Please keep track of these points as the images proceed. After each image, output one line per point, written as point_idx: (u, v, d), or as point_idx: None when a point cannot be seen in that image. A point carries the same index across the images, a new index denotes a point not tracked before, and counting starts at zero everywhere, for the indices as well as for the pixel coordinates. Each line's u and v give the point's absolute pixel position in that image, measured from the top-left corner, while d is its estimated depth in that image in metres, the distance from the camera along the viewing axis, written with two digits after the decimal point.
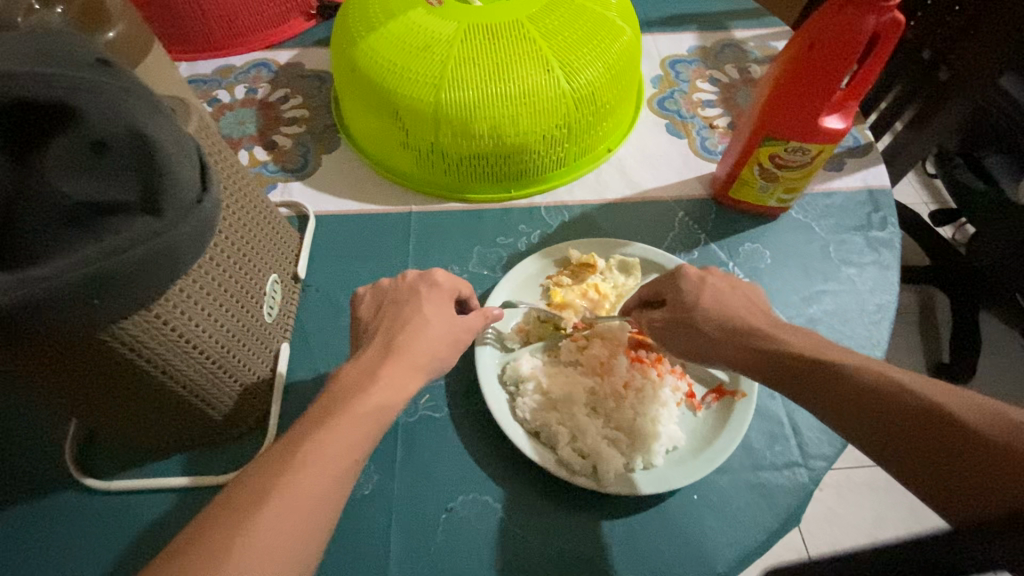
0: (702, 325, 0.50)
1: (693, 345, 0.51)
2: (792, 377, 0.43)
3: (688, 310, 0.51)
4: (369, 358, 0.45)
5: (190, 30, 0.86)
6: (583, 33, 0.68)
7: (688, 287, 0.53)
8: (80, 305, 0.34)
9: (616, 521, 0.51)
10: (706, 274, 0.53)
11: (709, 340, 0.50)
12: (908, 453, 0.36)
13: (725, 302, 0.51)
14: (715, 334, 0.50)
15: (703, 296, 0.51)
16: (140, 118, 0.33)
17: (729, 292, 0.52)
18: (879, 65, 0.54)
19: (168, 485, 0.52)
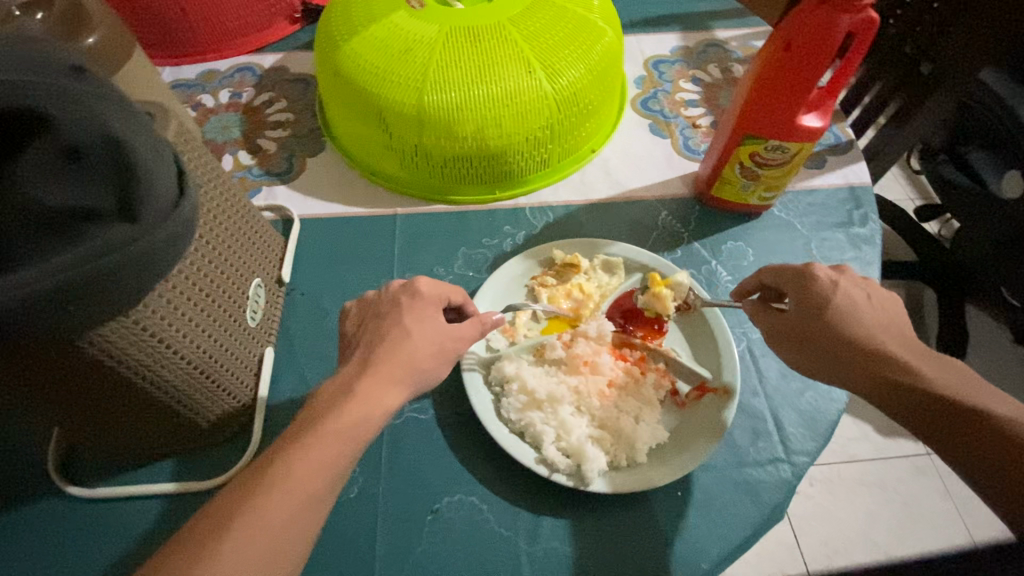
0: (835, 335, 0.47)
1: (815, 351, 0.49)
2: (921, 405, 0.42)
3: (818, 316, 0.48)
4: (346, 374, 0.45)
5: (172, 34, 0.86)
6: (564, 34, 0.69)
7: (824, 292, 0.49)
8: (56, 312, 0.33)
9: (601, 519, 0.51)
10: (840, 277, 0.50)
11: (826, 341, 0.48)
12: (964, 452, 0.39)
13: (855, 307, 0.48)
14: (847, 343, 0.47)
15: (836, 298, 0.48)
16: (114, 124, 0.33)
17: (864, 296, 0.49)
18: (855, 63, 0.55)
19: (162, 490, 0.52)
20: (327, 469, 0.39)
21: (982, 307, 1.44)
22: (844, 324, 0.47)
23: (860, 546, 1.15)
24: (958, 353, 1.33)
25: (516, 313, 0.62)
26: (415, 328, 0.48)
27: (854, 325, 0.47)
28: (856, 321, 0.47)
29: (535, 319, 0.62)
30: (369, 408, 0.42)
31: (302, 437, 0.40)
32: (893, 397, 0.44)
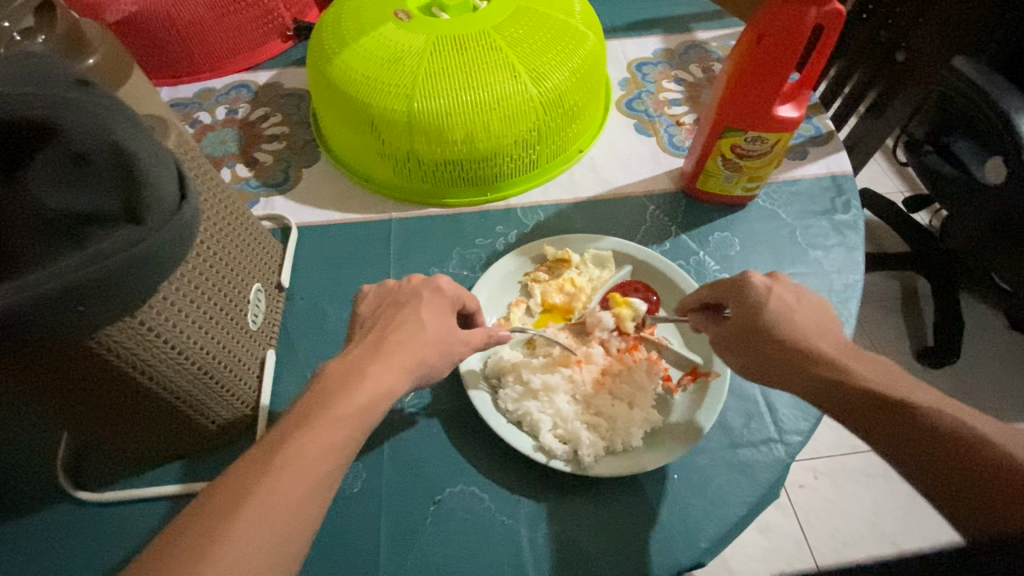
0: (769, 340, 0.48)
1: (754, 360, 0.50)
2: (840, 396, 0.43)
3: (754, 323, 0.50)
4: (363, 353, 0.47)
5: (170, 56, 0.88)
6: (548, 39, 0.71)
7: (758, 299, 0.50)
8: (67, 312, 0.35)
9: (600, 504, 0.52)
10: (775, 282, 0.52)
11: (767, 346, 0.49)
12: (885, 439, 0.39)
13: (792, 310, 0.50)
14: (780, 347, 0.48)
15: (770, 304, 0.50)
16: (120, 132, 0.35)
17: (796, 300, 0.51)
18: (826, 56, 0.57)
19: (191, 490, 0.54)
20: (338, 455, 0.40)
21: (975, 294, 1.46)
22: (782, 332, 0.48)
23: (866, 536, 1.16)
24: (955, 341, 1.34)
25: (511, 309, 0.63)
26: (403, 315, 0.50)
27: (798, 332, 0.48)
28: (791, 327, 0.48)
29: (529, 313, 0.64)
30: (389, 394, 0.44)
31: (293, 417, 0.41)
32: (841, 408, 0.42)
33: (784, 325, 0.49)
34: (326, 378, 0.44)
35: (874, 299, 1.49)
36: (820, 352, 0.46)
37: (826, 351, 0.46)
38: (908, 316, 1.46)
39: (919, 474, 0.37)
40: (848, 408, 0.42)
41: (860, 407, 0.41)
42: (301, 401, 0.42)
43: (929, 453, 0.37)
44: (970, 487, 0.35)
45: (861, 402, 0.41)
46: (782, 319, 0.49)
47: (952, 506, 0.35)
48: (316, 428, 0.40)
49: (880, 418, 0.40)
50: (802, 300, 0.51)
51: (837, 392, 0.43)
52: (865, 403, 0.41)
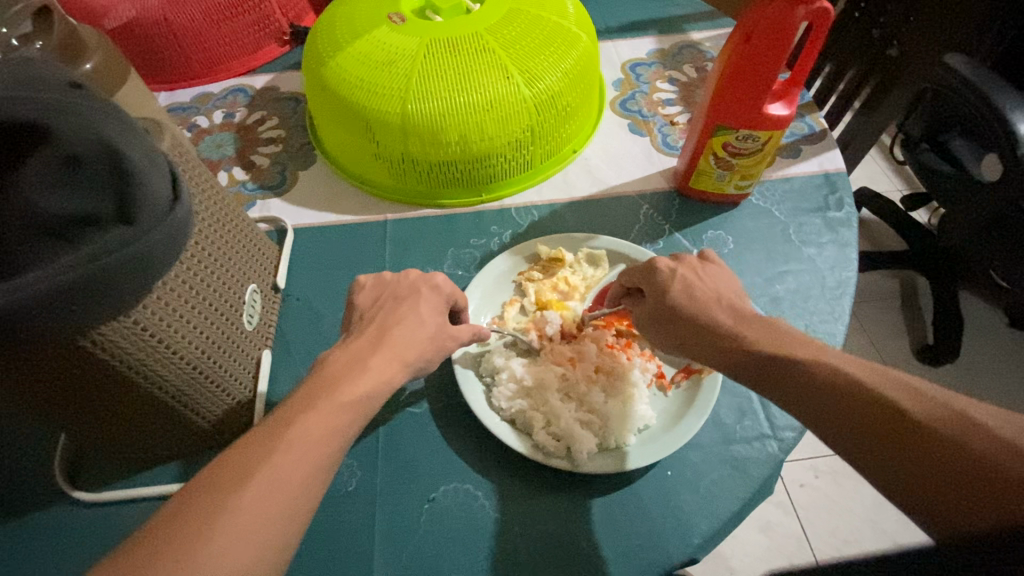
0: (680, 321, 0.51)
1: (673, 341, 0.52)
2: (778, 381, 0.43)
3: (666, 306, 0.52)
4: (356, 347, 0.48)
5: (167, 61, 0.89)
6: (541, 40, 0.72)
7: (664, 281, 0.53)
8: (60, 311, 0.35)
9: (594, 500, 0.52)
10: (679, 264, 0.54)
11: (680, 328, 0.51)
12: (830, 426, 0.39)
13: (692, 288, 0.52)
14: (688, 327, 0.51)
15: (671, 286, 0.52)
16: (110, 133, 0.36)
17: (699, 277, 0.53)
18: (814, 55, 0.57)
19: None
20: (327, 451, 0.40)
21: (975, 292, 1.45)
22: (685, 315, 0.51)
23: (867, 535, 1.15)
24: (955, 338, 1.34)
25: (505, 308, 0.64)
26: (400, 309, 0.51)
27: (697, 312, 0.50)
28: (693, 306, 0.51)
29: (523, 312, 0.64)
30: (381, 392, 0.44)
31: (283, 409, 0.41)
32: (788, 404, 0.42)
33: (687, 306, 0.51)
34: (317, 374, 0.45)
35: (873, 298, 1.49)
36: (722, 328, 0.48)
37: (727, 326, 0.48)
38: (907, 315, 1.46)
39: (878, 472, 0.36)
40: (796, 403, 0.41)
41: (806, 398, 0.41)
42: (293, 400, 0.42)
43: (880, 447, 0.36)
44: (910, 471, 0.35)
45: (809, 396, 0.40)
46: (685, 301, 0.51)
47: (912, 502, 0.34)
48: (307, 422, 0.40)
49: (819, 404, 0.40)
50: (703, 276, 0.53)
51: (777, 384, 0.43)
52: (812, 396, 0.40)
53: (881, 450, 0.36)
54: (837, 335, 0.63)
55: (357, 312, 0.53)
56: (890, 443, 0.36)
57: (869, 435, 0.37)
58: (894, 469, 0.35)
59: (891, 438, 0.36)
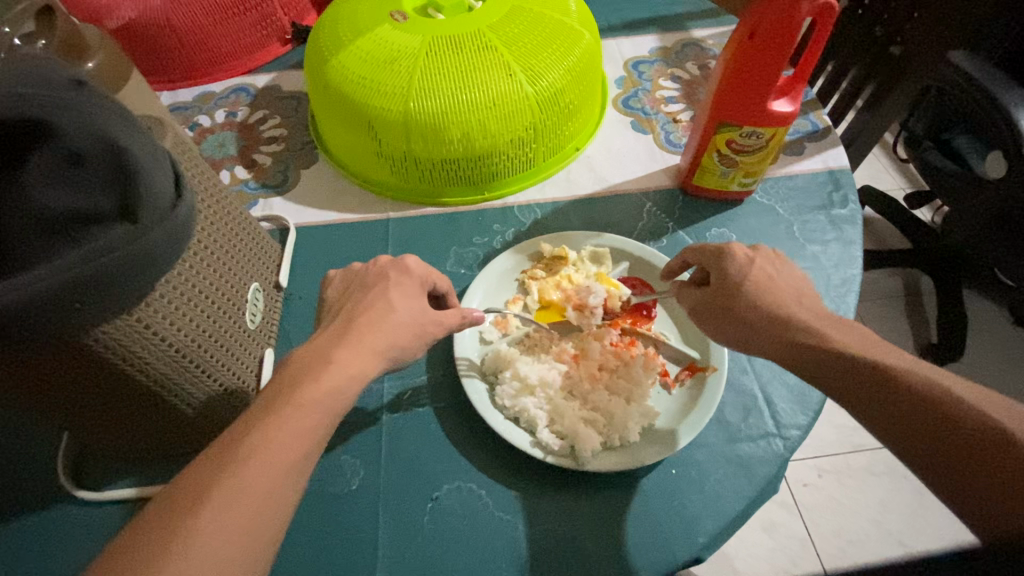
0: (750, 305, 0.49)
1: (734, 328, 0.50)
2: (840, 373, 0.42)
3: (736, 289, 0.51)
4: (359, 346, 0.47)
5: (168, 61, 0.89)
6: (543, 38, 0.72)
7: (742, 267, 0.52)
8: (63, 309, 0.35)
9: (598, 499, 0.52)
10: (755, 253, 0.52)
11: (749, 311, 0.49)
12: (889, 423, 0.38)
13: (767, 277, 0.51)
14: (757, 312, 0.49)
15: (751, 271, 0.51)
16: (113, 131, 0.36)
17: (776, 271, 0.52)
18: (818, 51, 0.57)
19: None
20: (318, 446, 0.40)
21: (979, 290, 1.45)
22: (754, 303, 0.49)
23: (872, 535, 1.15)
24: (959, 337, 1.33)
25: (507, 306, 0.64)
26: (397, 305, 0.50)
27: (770, 301, 0.49)
28: (765, 295, 0.49)
29: (526, 310, 0.64)
30: None
31: (280, 403, 0.41)
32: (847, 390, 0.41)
33: (761, 293, 0.50)
34: (304, 360, 0.45)
35: (877, 296, 1.49)
36: (795, 316, 0.47)
37: (800, 315, 0.47)
38: (911, 313, 1.45)
39: (925, 464, 0.36)
40: (848, 391, 0.41)
41: (858, 388, 0.40)
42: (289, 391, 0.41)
43: (933, 441, 0.36)
44: (973, 476, 0.34)
45: (861, 386, 0.40)
46: (760, 288, 0.50)
47: (964, 500, 0.34)
48: (301, 417, 0.40)
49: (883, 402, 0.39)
50: (781, 271, 0.52)
51: (836, 369, 0.42)
52: (866, 386, 0.40)
53: (934, 444, 0.36)
54: None
55: (326, 305, 0.53)
56: (944, 438, 0.36)
57: (922, 429, 0.37)
58: (942, 462, 0.36)
59: (946, 433, 0.36)
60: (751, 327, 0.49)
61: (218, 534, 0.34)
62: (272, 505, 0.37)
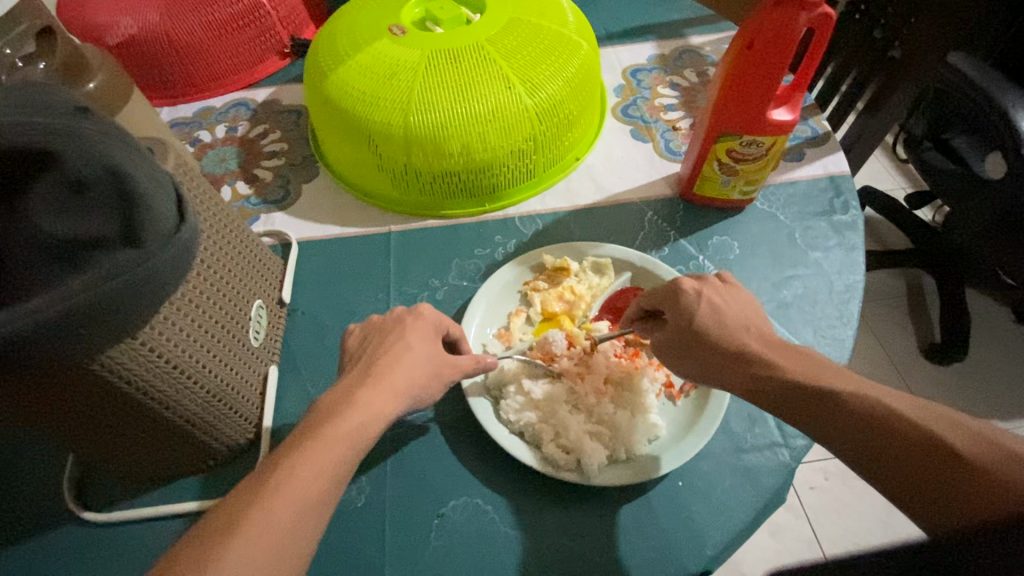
0: (705, 346, 0.50)
1: (698, 367, 0.51)
2: (793, 401, 0.44)
3: (692, 331, 0.51)
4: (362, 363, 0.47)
5: (169, 77, 0.90)
6: (542, 49, 0.72)
7: (691, 306, 0.51)
8: (68, 336, 0.35)
9: (605, 512, 0.52)
10: (703, 286, 0.52)
11: (704, 350, 0.50)
12: (845, 442, 0.40)
13: (709, 314, 0.51)
14: (713, 352, 0.50)
15: (699, 310, 0.51)
16: (117, 157, 0.36)
17: (725, 301, 0.52)
18: (817, 60, 0.57)
19: (195, 508, 0.54)
20: (326, 468, 0.40)
21: (982, 289, 1.44)
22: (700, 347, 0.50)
23: (879, 537, 1.14)
24: (963, 337, 1.33)
25: (511, 319, 0.64)
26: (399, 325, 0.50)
27: (717, 344, 0.50)
28: (709, 337, 0.50)
29: (529, 322, 0.64)
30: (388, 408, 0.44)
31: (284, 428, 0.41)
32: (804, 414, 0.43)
33: (706, 335, 0.50)
34: (329, 401, 0.45)
35: (879, 297, 1.48)
36: (749, 352, 0.48)
37: (754, 350, 0.48)
38: (915, 314, 1.45)
39: (887, 476, 0.38)
40: (806, 414, 0.43)
41: (814, 408, 0.42)
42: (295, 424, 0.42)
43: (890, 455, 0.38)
44: (925, 481, 0.36)
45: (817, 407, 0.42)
46: (705, 329, 0.50)
47: (924, 505, 0.36)
48: (321, 452, 0.40)
49: (837, 422, 0.41)
50: (730, 299, 0.52)
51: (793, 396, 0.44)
52: (821, 411, 0.42)
53: (893, 457, 0.38)
54: (846, 340, 0.62)
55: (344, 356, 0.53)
56: (897, 448, 0.38)
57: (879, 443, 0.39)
58: (900, 473, 0.37)
59: (900, 445, 0.38)
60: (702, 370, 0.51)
61: (242, 569, 0.34)
62: (291, 539, 0.36)
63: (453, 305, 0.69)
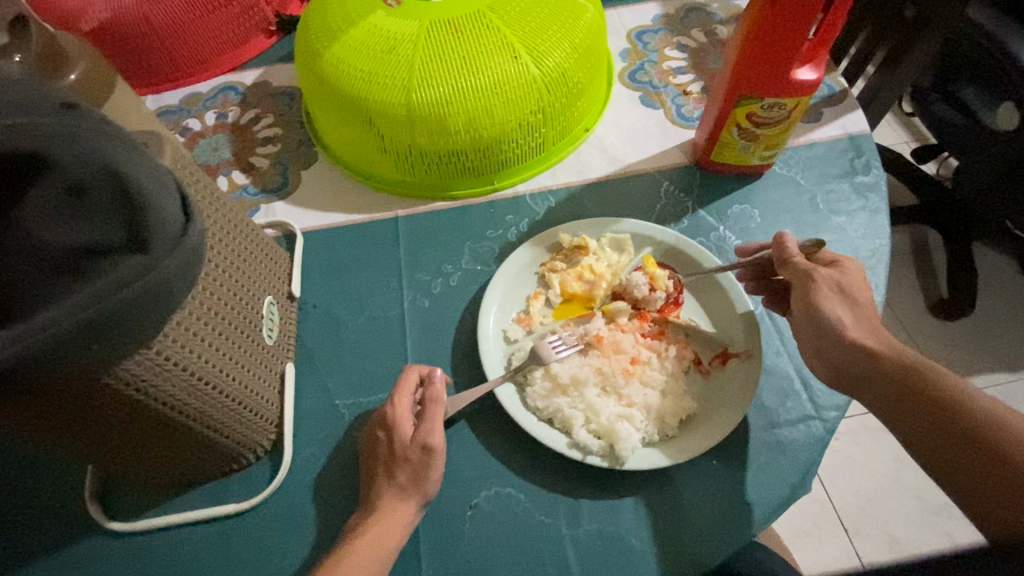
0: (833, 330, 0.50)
1: (825, 353, 0.50)
2: (852, 373, 0.48)
3: (822, 318, 0.51)
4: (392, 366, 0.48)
5: (150, 63, 0.85)
6: (546, 15, 0.68)
7: (838, 280, 0.52)
8: (81, 352, 0.34)
9: (641, 496, 0.51)
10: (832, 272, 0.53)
11: (827, 338, 0.50)
12: (892, 419, 0.45)
13: (853, 286, 0.52)
14: (839, 339, 0.49)
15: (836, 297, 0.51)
16: (116, 158, 0.33)
17: (853, 279, 0.52)
18: (845, 10, 0.53)
19: (224, 511, 0.53)
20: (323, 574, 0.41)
21: (989, 243, 1.43)
22: (828, 306, 0.51)
23: (891, 494, 1.16)
24: (970, 292, 1.31)
25: (530, 302, 0.62)
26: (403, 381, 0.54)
27: (846, 320, 0.50)
28: (844, 314, 0.50)
29: (549, 305, 0.62)
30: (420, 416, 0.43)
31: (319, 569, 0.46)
32: (891, 418, 0.45)
33: (840, 306, 0.51)
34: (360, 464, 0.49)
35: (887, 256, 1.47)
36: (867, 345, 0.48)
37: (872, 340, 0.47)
38: (922, 271, 1.43)
39: (976, 504, 0.40)
40: (859, 383, 0.47)
41: (859, 380, 0.47)
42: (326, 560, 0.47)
43: (971, 473, 0.40)
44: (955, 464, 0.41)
45: (915, 420, 0.43)
46: (843, 300, 0.51)
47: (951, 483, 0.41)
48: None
49: (893, 400, 0.45)
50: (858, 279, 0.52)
51: (888, 401, 0.45)
52: (874, 386, 0.46)
53: (961, 471, 0.40)
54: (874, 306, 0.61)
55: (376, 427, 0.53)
56: (1000, 486, 0.39)
57: (966, 460, 0.40)
58: (936, 453, 0.42)
59: (979, 464, 0.40)
60: (821, 335, 0.50)
61: None
62: None
63: (468, 290, 0.66)
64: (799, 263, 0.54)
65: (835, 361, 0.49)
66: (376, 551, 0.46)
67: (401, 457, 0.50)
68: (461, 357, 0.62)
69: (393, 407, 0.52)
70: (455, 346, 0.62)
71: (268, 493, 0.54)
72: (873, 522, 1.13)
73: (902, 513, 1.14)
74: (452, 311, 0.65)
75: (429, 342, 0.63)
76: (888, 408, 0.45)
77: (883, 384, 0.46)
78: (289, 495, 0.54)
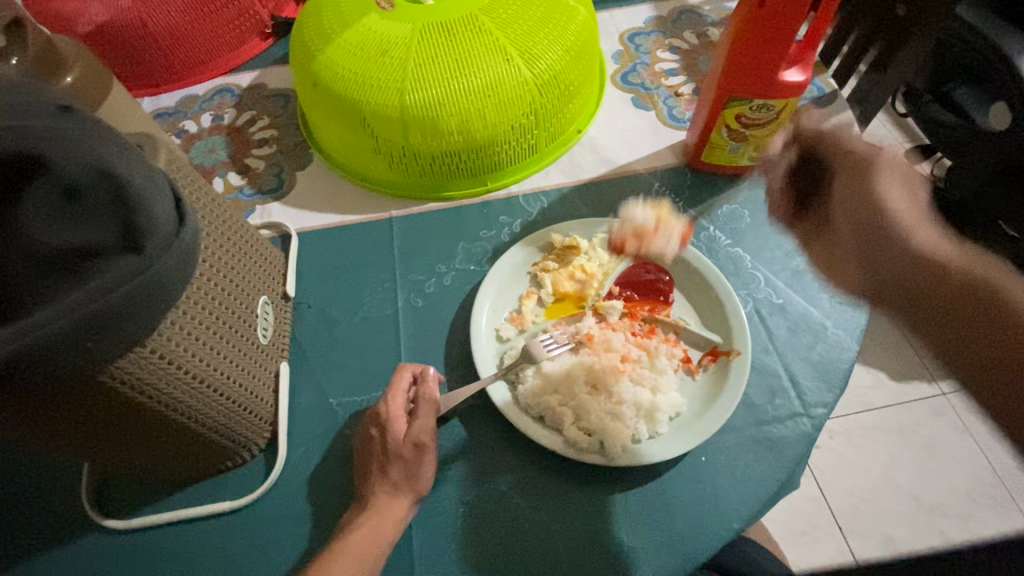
0: (880, 231, 0.45)
1: (860, 231, 0.46)
2: (861, 228, 0.46)
3: (871, 228, 0.45)
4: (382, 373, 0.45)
5: (147, 65, 0.85)
6: (539, 17, 0.69)
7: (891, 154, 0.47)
8: (76, 350, 0.34)
9: (630, 492, 0.52)
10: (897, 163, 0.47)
11: (865, 236, 0.45)
12: (906, 294, 0.44)
13: (911, 170, 0.47)
14: (860, 213, 0.46)
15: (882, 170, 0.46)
16: (110, 160, 0.33)
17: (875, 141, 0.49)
18: (833, 12, 0.54)
19: (218, 509, 0.54)
20: None
21: None
22: (893, 193, 0.45)
23: (885, 492, 1.17)
24: None
25: (522, 301, 0.63)
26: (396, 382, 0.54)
27: (906, 207, 0.45)
28: (904, 203, 0.45)
29: (541, 304, 0.63)
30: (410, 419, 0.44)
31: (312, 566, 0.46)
32: (936, 312, 0.42)
33: (898, 188, 0.45)
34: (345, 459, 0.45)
35: None
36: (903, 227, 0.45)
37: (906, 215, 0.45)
38: None
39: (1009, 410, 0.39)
40: (866, 245, 0.45)
41: (869, 236, 0.45)
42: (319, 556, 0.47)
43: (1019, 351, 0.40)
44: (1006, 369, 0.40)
45: (957, 305, 0.42)
46: (905, 186, 0.46)
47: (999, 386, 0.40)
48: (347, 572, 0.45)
49: (916, 276, 0.43)
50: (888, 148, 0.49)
51: (927, 288, 0.43)
52: (884, 251, 0.45)
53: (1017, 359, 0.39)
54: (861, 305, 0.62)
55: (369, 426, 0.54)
56: None
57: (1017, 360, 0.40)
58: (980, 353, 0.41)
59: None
60: (867, 239, 0.45)
61: None
62: None
63: (462, 290, 0.67)
64: (854, 147, 0.47)
65: (851, 218, 0.46)
66: (369, 547, 0.47)
67: (394, 455, 0.51)
68: (455, 356, 0.62)
69: (385, 406, 0.53)
70: (449, 345, 0.63)
71: (262, 491, 0.54)
72: (867, 520, 1.14)
73: (896, 511, 1.14)
74: (446, 310, 0.66)
75: (423, 341, 0.64)
76: (919, 288, 0.43)
77: (923, 281, 0.43)
78: (284, 493, 0.55)
